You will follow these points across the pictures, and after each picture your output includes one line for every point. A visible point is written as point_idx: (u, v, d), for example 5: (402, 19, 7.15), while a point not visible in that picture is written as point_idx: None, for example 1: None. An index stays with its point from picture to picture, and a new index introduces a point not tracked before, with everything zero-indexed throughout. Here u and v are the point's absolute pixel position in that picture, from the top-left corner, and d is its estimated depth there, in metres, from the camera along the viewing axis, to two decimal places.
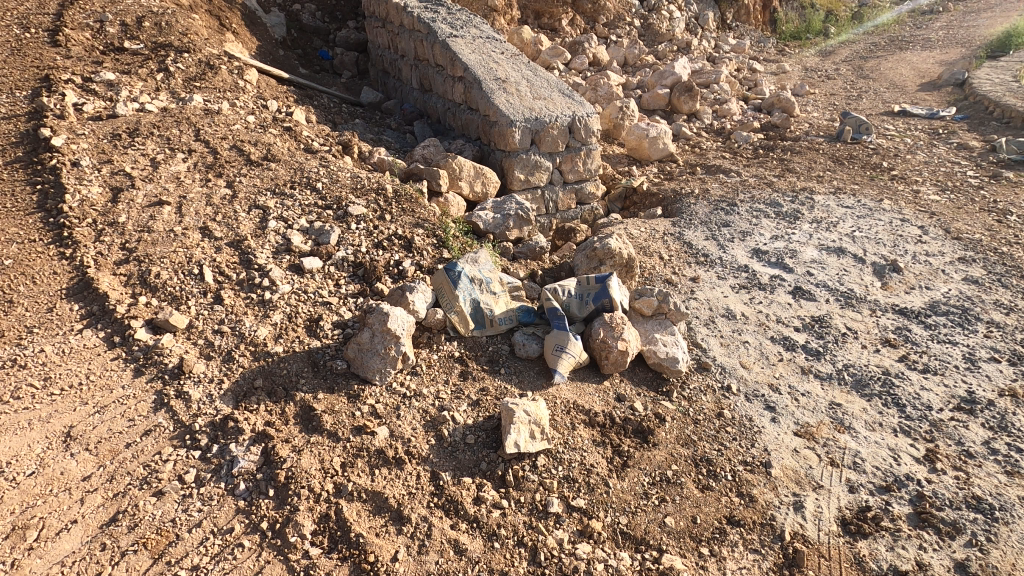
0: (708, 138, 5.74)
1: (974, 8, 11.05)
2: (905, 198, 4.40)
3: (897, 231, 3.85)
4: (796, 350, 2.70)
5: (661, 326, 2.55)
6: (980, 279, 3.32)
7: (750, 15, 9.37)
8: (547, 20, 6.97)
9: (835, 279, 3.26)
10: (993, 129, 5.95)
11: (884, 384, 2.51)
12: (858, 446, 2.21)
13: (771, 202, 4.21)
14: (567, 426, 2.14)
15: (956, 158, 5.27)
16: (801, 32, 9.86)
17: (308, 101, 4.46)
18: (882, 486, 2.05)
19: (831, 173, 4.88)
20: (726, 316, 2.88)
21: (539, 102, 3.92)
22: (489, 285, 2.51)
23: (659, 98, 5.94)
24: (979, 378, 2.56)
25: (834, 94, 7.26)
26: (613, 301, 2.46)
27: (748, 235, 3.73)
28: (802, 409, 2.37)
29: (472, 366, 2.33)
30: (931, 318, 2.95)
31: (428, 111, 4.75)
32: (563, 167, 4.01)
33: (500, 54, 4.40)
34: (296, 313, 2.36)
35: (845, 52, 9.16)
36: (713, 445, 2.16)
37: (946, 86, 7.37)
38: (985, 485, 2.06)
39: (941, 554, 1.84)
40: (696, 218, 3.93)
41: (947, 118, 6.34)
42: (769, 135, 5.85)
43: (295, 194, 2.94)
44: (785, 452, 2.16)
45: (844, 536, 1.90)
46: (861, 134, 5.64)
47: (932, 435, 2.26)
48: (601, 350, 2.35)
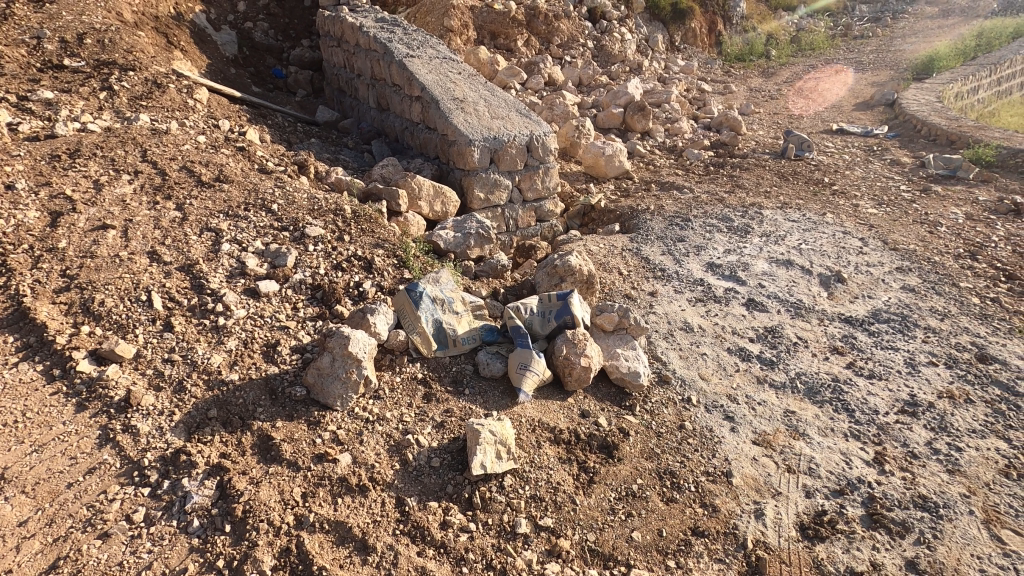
0: (661, 155, 5.93)
1: (900, 33, 11.87)
2: (846, 212, 4.64)
3: (840, 243, 4.05)
4: (751, 360, 2.79)
5: (621, 341, 2.60)
6: (916, 287, 3.52)
7: (697, 37, 9.78)
8: (503, 41, 7.10)
9: (785, 291, 3.40)
10: (922, 146, 6.37)
11: (834, 391, 2.61)
12: (813, 452, 2.29)
13: (722, 217, 4.38)
14: (533, 445, 2.14)
15: (891, 173, 5.61)
16: (744, 54, 10.32)
17: (261, 119, 4.38)
18: (836, 490, 2.13)
19: (778, 189, 5.11)
20: (684, 329, 2.95)
21: (497, 121, 3.97)
22: (451, 305, 2.51)
23: (614, 117, 6.11)
24: (919, 381, 2.70)
25: (778, 113, 7.63)
26: (574, 318, 2.49)
27: (702, 249, 3.86)
28: (759, 417, 2.44)
29: (436, 387, 2.30)
30: (874, 326, 3.11)
31: (386, 129, 4.73)
32: (522, 185, 4.06)
33: (457, 74, 4.44)
34: (252, 339, 2.30)
35: (786, 73, 9.65)
36: (677, 458, 2.20)
37: (878, 106, 7.85)
38: (929, 484, 2.17)
39: (893, 554, 1.92)
40: (652, 234, 4.04)
41: (881, 136, 6.75)
42: (719, 152, 6.08)
43: (250, 216, 2.87)
44: (745, 461, 2.22)
45: (803, 541, 1.95)
46: (804, 151, 5.93)
47: (880, 439, 2.37)
48: (564, 367, 2.37)
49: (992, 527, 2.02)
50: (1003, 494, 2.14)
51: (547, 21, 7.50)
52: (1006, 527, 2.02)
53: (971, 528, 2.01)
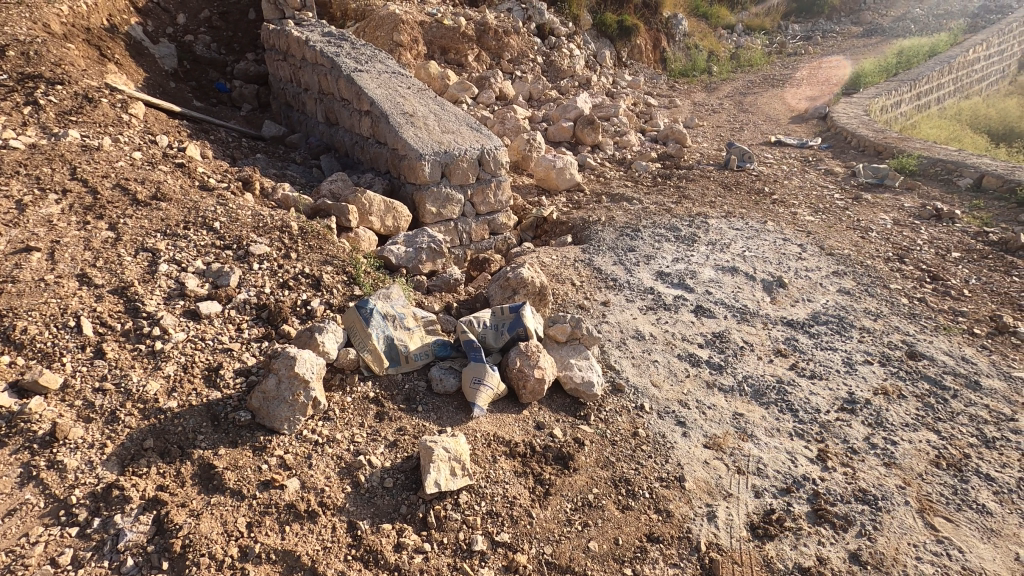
0: (611, 168, 6.06)
1: (830, 51, 12.62)
2: (786, 219, 4.86)
3: (781, 250, 4.24)
4: (700, 366, 2.87)
5: (575, 351, 2.62)
6: (851, 290, 3.71)
7: (642, 53, 10.10)
8: (453, 56, 7.14)
9: (731, 297, 3.52)
10: (853, 156, 6.76)
11: (779, 392, 2.71)
12: (760, 452, 2.36)
13: (670, 226, 4.51)
14: (489, 460, 2.12)
15: (825, 182, 5.91)
16: (688, 69, 10.71)
17: (203, 135, 4.24)
18: (783, 488, 2.20)
19: (722, 199, 5.30)
20: (636, 337, 3.01)
21: (448, 136, 3.98)
22: (402, 321, 2.47)
23: (564, 131, 6.22)
24: (857, 379, 2.84)
25: (720, 126, 7.95)
26: (527, 330, 2.50)
27: (652, 258, 3.96)
28: (709, 421, 2.50)
29: (388, 406, 2.26)
30: (814, 328, 3.25)
31: (336, 144, 4.66)
32: (474, 199, 4.07)
33: (407, 88, 4.43)
34: (192, 363, 2.19)
35: (727, 89, 10.08)
36: (631, 465, 2.23)
37: (812, 119, 8.30)
38: (868, 478, 2.27)
39: (837, 547, 1.99)
40: (604, 244, 4.11)
41: (815, 147, 7.13)
42: (666, 164, 6.27)
43: (189, 235, 2.76)
44: (697, 464, 2.27)
45: (753, 540, 2.00)
46: (745, 162, 6.19)
47: (823, 436, 2.47)
48: (519, 379, 2.37)
49: (926, 516, 2.12)
50: (934, 484, 2.27)
51: (497, 37, 7.59)
52: (939, 515, 2.13)
53: (907, 518, 2.11)
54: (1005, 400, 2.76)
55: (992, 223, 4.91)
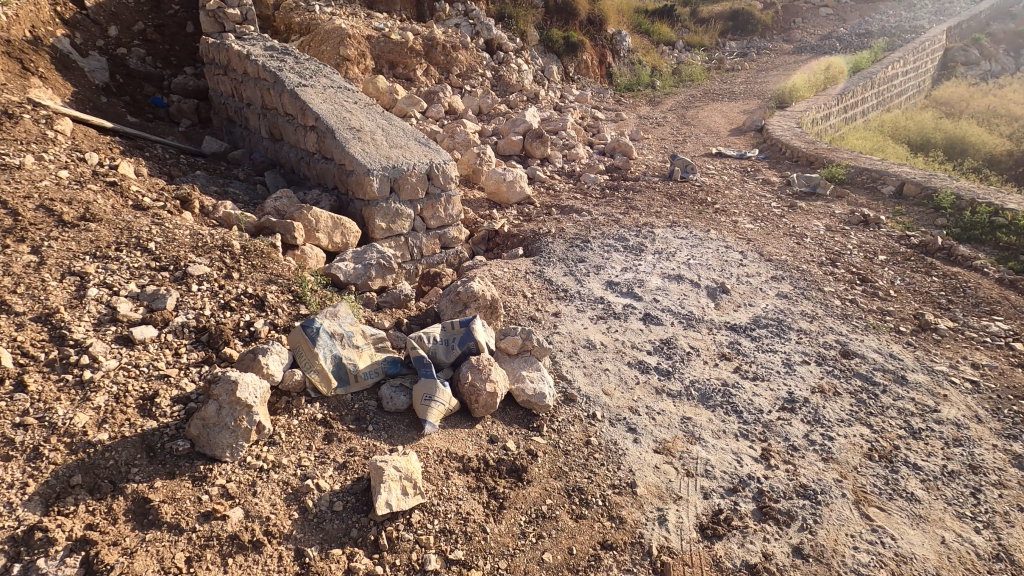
0: (560, 180, 6.16)
1: (765, 67, 13.30)
2: (727, 228, 5.06)
3: (723, 257, 4.41)
4: (650, 372, 2.94)
5: (526, 363, 2.64)
6: (789, 294, 3.89)
7: (589, 68, 10.36)
8: (402, 70, 7.14)
9: (677, 304, 3.63)
10: (788, 166, 7.12)
11: (724, 395, 2.81)
12: (708, 454, 2.43)
13: (618, 237, 4.62)
14: (441, 476, 2.10)
15: (763, 192, 6.20)
16: (633, 84, 11.04)
17: (137, 151, 4.06)
18: (730, 488, 2.27)
19: (667, 209, 5.47)
20: (587, 346, 3.07)
21: (396, 151, 3.95)
22: (351, 339, 2.43)
23: (514, 145, 6.30)
24: (795, 379, 2.97)
25: (665, 139, 8.23)
26: (478, 343, 2.51)
27: (602, 268, 4.04)
28: (658, 426, 2.57)
29: (337, 427, 2.22)
30: (755, 331, 3.39)
31: (281, 160, 4.57)
32: (424, 214, 4.06)
33: (354, 103, 4.39)
34: (125, 392, 2.08)
35: (670, 102, 10.45)
36: (584, 473, 2.25)
37: (749, 132, 8.72)
38: (808, 473, 2.37)
39: (781, 542, 2.06)
40: (554, 256, 4.18)
41: (753, 158, 7.48)
42: (613, 176, 6.43)
43: (122, 257, 2.64)
44: (648, 470, 2.32)
45: (703, 541, 2.05)
46: (688, 173, 6.41)
47: (765, 435, 2.57)
48: (470, 394, 2.37)
49: (861, 506, 2.24)
50: (868, 475, 2.39)
51: (445, 51, 7.64)
52: (873, 505, 2.25)
53: (844, 509, 2.22)
54: (928, 392, 2.96)
55: (913, 228, 5.27)
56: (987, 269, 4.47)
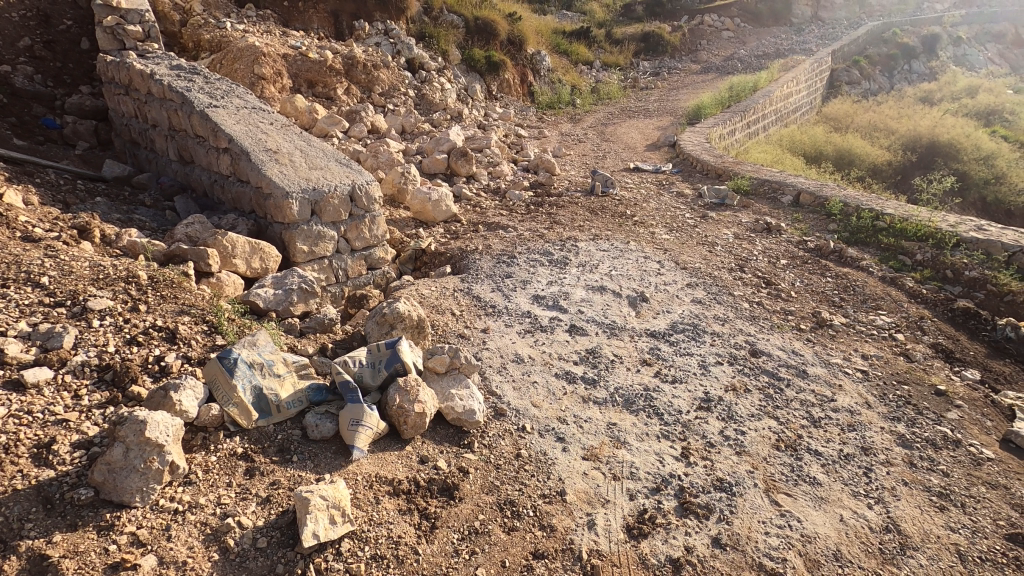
0: (486, 198, 6.25)
1: (676, 86, 14.16)
2: (646, 239, 5.33)
3: (642, 267, 4.64)
4: (576, 382, 3.04)
5: (455, 381, 2.67)
6: (703, 299, 4.15)
7: (511, 87, 10.61)
8: (321, 89, 7.04)
9: (601, 314, 3.78)
10: (699, 179, 7.60)
11: (646, 399, 2.95)
12: (633, 457, 2.55)
13: (543, 251, 4.75)
14: (371, 502, 2.08)
15: (677, 204, 6.56)
16: (555, 101, 11.39)
17: (26, 177, 3.77)
18: (653, 488, 2.39)
19: (589, 223, 5.68)
20: (515, 360, 3.13)
21: (316, 172, 3.89)
22: (272, 368, 2.36)
23: (439, 163, 6.34)
24: (710, 379, 3.17)
25: (586, 155, 8.55)
26: (405, 364, 2.51)
27: (528, 283, 4.14)
28: (586, 433, 2.66)
29: (259, 460, 2.14)
30: (674, 336, 3.58)
31: (192, 183, 4.37)
32: (348, 235, 4.00)
33: (270, 124, 4.28)
34: (16, 441, 1.91)
35: (590, 120, 10.87)
36: (515, 486, 2.30)
37: (663, 147, 9.22)
38: (724, 467, 2.53)
39: (701, 535, 2.19)
40: (482, 273, 4.24)
41: (668, 172, 7.91)
42: (538, 192, 6.60)
43: (10, 294, 2.43)
44: (576, 476, 2.40)
45: (630, 541, 2.14)
46: (608, 188, 6.69)
47: (685, 435, 2.72)
48: (399, 416, 2.36)
49: (770, 494, 2.41)
50: (776, 464, 2.59)
51: (366, 71, 7.61)
52: (781, 491, 2.43)
53: (756, 498, 2.38)
54: (826, 383, 3.24)
55: (809, 233, 5.76)
56: (872, 268, 4.96)
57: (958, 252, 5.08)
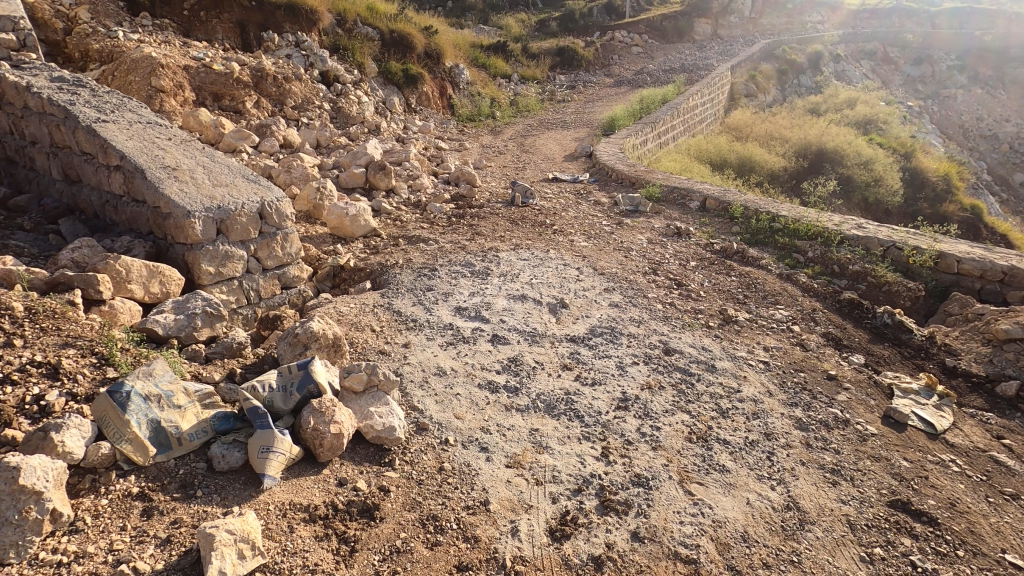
0: (407, 211, 6.19)
1: (591, 98, 14.71)
2: (565, 247, 5.48)
3: (561, 274, 4.76)
4: (499, 391, 3.07)
5: (374, 399, 2.62)
6: (619, 302, 4.31)
7: (430, 100, 10.59)
8: (228, 102, 6.74)
9: (522, 322, 3.84)
10: (614, 188, 7.91)
11: (567, 403, 3.02)
12: (555, 461, 2.60)
13: (464, 263, 4.76)
14: (285, 531, 2.00)
15: (595, 212, 6.79)
16: (475, 113, 11.47)
17: None
18: (575, 489, 2.45)
19: (510, 233, 5.76)
20: (438, 373, 3.12)
21: (221, 189, 3.70)
22: (170, 399, 2.22)
23: (356, 177, 6.21)
24: (627, 379, 3.29)
25: (506, 166, 8.68)
26: (318, 385, 2.43)
27: (450, 294, 4.14)
28: (509, 441, 2.69)
29: (158, 498, 2.00)
30: (593, 340, 3.70)
31: (80, 204, 4.04)
32: (259, 254, 3.83)
33: (168, 139, 4.03)
34: None
35: (510, 131, 11.04)
36: (438, 500, 2.28)
37: (580, 158, 9.53)
38: (642, 463, 2.64)
39: (621, 531, 2.27)
40: (402, 287, 4.19)
41: (585, 182, 8.18)
42: (459, 204, 6.61)
43: None
44: (500, 485, 2.42)
45: (552, 544, 2.18)
46: (528, 199, 6.82)
47: (605, 435, 2.81)
48: (313, 439, 2.29)
49: (684, 484, 2.54)
50: (689, 456, 2.72)
51: (277, 83, 7.36)
52: (693, 481, 2.57)
53: (671, 490, 2.50)
54: (733, 375, 3.45)
55: (715, 236, 6.14)
56: (770, 267, 5.36)
57: (843, 249, 5.59)
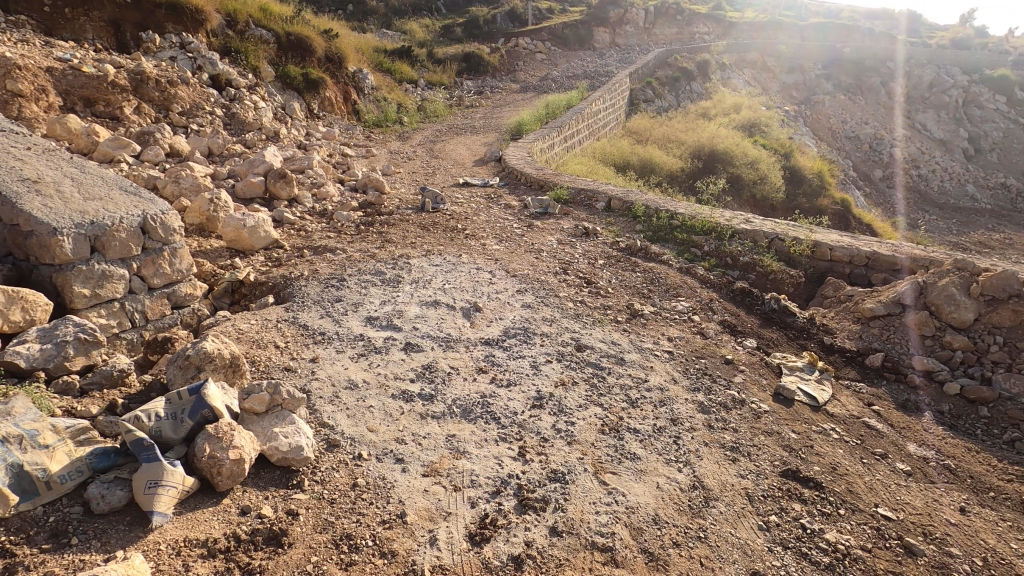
0: (311, 220, 5.93)
1: (499, 103, 14.90)
2: (477, 251, 5.49)
3: (474, 278, 4.76)
4: (414, 400, 3.01)
5: (278, 419, 2.49)
6: (532, 303, 4.38)
7: (334, 105, 10.23)
8: (103, 108, 6.15)
9: (436, 328, 3.80)
10: (524, 191, 8.04)
11: (483, 406, 3.02)
12: (472, 465, 2.59)
13: (374, 272, 4.64)
14: (179, 570, 1.84)
15: (506, 215, 6.87)
16: (382, 118, 11.20)
17: None
18: (493, 491, 2.45)
19: (421, 239, 5.69)
20: (349, 387, 3.01)
21: (94, 203, 3.36)
22: (35, 439, 1.99)
23: (255, 186, 5.87)
24: (541, 377, 3.35)
25: (416, 172, 8.57)
26: (213, 409, 2.28)
27: (360, 305, 4.01)
28: (425, 450, 2.64)
29: (23, 553, 1.77)
30: (506, 342, 3.73)
31: None
32: (144, 272, 3.51)
33: (27, 150, 3.61)
34: None
35: (418, 137, 10.92)
36: (352, 518, 2.20)
37: (490, 162, 9.61)
38: (559, 459, 2.69)
39: (540, 527, 2.30)
40: (308, 300, 4.01)
41: (495, 186, 8.25)
42: (367, 211, 6.44)
43: None
44: (417, 495, 2.37)
45: (473, 548, 2.17)
46: (439, 204, 6.77)
47: (521, 434, 2.83)
48: (209, 467, 2.13)
49: (598, 475, 2.62)
50: (602, 447, 2.82)
51: (160, 87, 6.81)
52: (607, 471, 2.65)
53: (587, 482, 2.57)
54: (640, 367, 3.61)
55: (621, 234, 6.40)
56: (671, 262, 5.67)
57: (734, 242, 6.04)
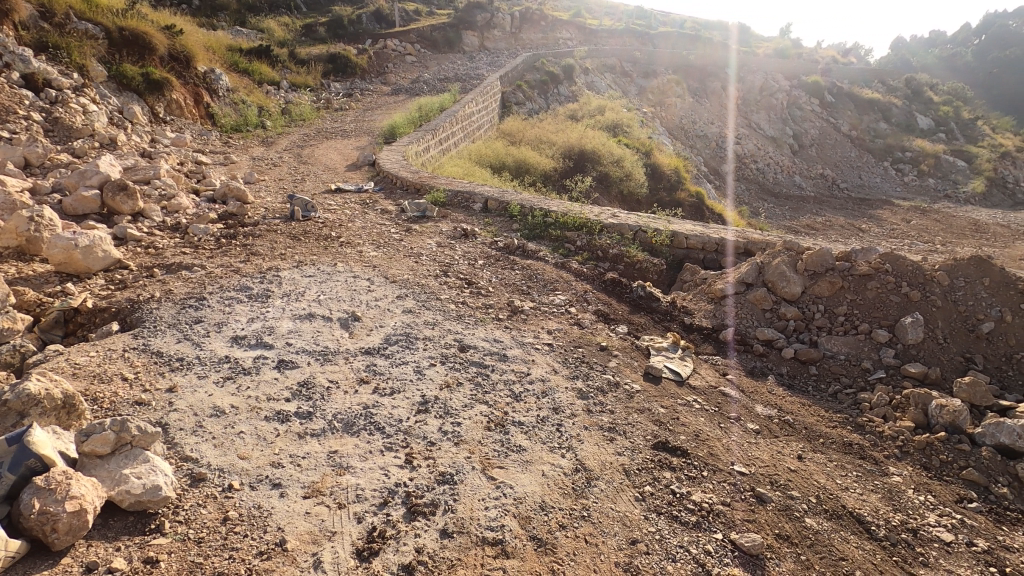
0: (162, 236, 5.36)
1: (369, 106, 14.52)
2: (353, 258, 5.31)
3: (352, 286, 4.60)
4: (290, 420, 2.84)
5: (128, 459, 2.23)
6: (412, 308, 4.33)
7: (183, 108, 9.32)
8: None
9: (312, 342, 3.62)
10: (400, 194, 7.90)
11: (366, 417, 2.93)
12: (357, 479, 2.51)
13: (240, 288, 4.31)
14: None
15: (382, 220, 6.71)
16: (241, 122, 10.37)
17: None
18: (381, 503, 2.40)
19: (292, 250, 5.38)
20: (214, 415, 2.77)
21: None
22: None
23: (89, 201, 5.16)
24: (425, 382, 3.32)
25: (283, 179, 8.08)
26: (40, 458, 1.98)
27: (224, 324, 3.71)
28: (305, 471, 2.51)
29: None
30: (388, 349, 3.65)
31: None
32: None
33: None
34: None
35: (284, 141, 10.30)
36: (224, 555, 2.03)
37: (363, 166, 9.37)
38: (446, 461, 2.69)
39: (429, 532, 2.29)
40: (162, 323, 3.63)
41: (370, 191, 8.02)
42: (229, 223, 5.94)
43: None
44: (298, 519, 2.25)
45: (361, 565, 2.11)
46: (309, 212, 6.47)
47: (408, 442, 2.79)
48: (41, 525, 1.85)
49: (487, 471, 2.66)
50: (489, 444, 2.86)
51: None
52: (495, 466, 2.71)
53: (475, 479, 2.60)
54: (522, 361, 3.72)
55: (499, 234, 6.53)
56: (548, 258, 5.89)
57: (603, 236, 6.42)
